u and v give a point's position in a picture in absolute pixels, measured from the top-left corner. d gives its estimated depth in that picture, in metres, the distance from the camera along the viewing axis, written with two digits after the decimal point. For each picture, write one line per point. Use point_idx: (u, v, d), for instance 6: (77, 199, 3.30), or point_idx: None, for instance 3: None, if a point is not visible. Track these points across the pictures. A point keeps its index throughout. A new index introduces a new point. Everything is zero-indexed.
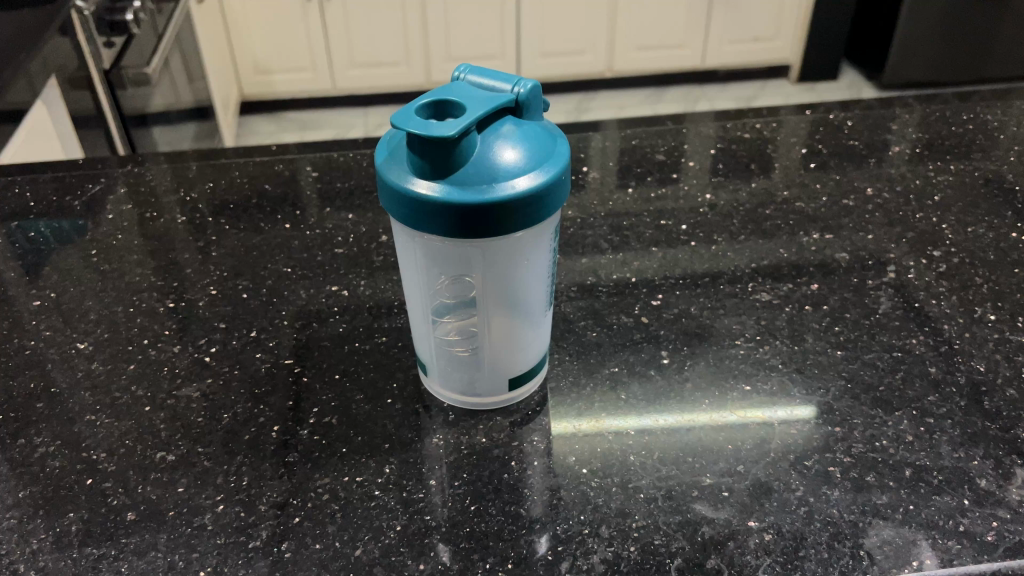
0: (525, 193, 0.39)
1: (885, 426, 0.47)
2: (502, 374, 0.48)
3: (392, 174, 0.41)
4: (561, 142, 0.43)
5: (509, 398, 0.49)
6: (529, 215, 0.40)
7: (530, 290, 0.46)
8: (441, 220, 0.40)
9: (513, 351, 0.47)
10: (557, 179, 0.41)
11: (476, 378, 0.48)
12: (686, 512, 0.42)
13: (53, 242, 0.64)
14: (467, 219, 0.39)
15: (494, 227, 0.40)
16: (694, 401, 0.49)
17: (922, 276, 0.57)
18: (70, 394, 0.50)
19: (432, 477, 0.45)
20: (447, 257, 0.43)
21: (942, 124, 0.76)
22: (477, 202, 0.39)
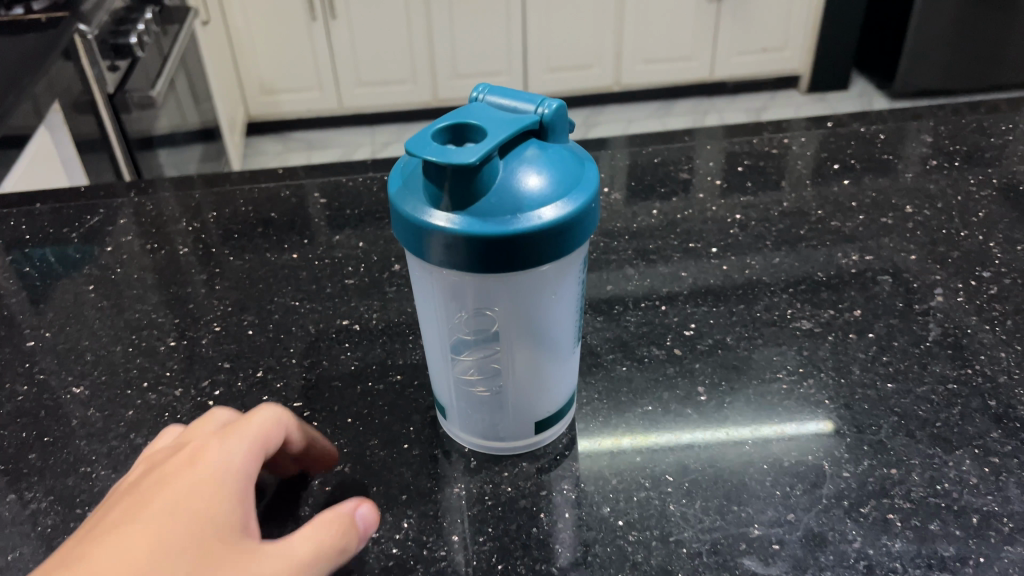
0: (552, 223, 0.36)
1: (946, 466, 0.43)
2: (528, 416, 0.45)
3: (406, 205, 0.37)
4: (589, 167, 0.39)
5: (535, 444, 0.46)
6: (557, 247, 0.37)
7: (557, 325, 0.42)
8: (462, 254, 0.36)
9: (540, 392, 0.44)
10: (587, 208, 0.37)
11: (500, 423, 0.45)
12: (735, 569, 0.39)
13: (49, 278, 0.61)
14: (489, 252, 0.36)
15: (520, 261, 0.36)
16: (737, 442, 0.46)
17: (972, 299, 0.54)
18: (64, 444, 0.47)
19: (455, 532, 0.41)
20: (466, 291, 0.40)
21: (979, 135, 0.72)
22: (501, 235, 0.35)
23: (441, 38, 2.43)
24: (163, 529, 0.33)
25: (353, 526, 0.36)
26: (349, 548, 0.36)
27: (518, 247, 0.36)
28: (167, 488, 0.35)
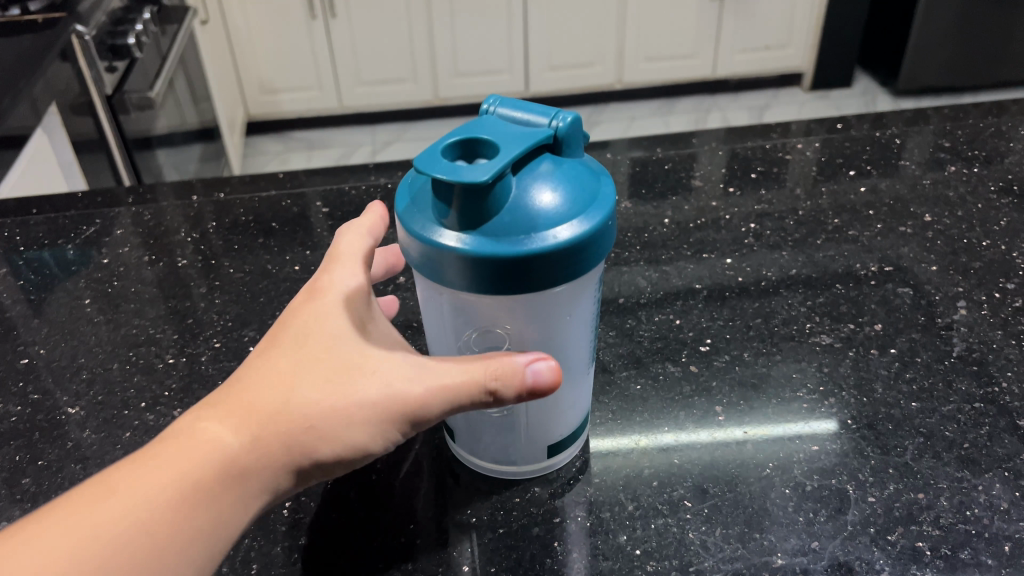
0: (569, 243, 0.34)
1: (975, 490, 0.42)
2: (541, 440, 0.43)
3: (416, 224, 0.36)
4: (607, 183, 0.38)
5: (549, 468, 0.44)
6: (574, 267, 0.35)
7: (570, 345, 0.40)
8: (476, 276, 0.34)
9: (553, 415, 0.42)
10: (603, 225, 0.36)
11: (512, 446, 0.43)
12: None
13: (44, 291, 0.59)
14: (502, 274, 0.34)
15: (536, 282, 0.35)
16: (757, 463, 0.44)
17: (997, 312, 0.52)
18: (58, 468, 0.45)
19: (465, 563, 0.39)
20: (478, 311, 0.38)
21: (998, 140, 0.70)
22: (516, 255, 0.34)
23: (442, 36, 2.41)
24: (307, 352, 0.36)
25: (517, 374, 0.35)
26: (503, 395, 0.35)
27: (534, 267, 0.34)
28: (324, 310, 0.38)
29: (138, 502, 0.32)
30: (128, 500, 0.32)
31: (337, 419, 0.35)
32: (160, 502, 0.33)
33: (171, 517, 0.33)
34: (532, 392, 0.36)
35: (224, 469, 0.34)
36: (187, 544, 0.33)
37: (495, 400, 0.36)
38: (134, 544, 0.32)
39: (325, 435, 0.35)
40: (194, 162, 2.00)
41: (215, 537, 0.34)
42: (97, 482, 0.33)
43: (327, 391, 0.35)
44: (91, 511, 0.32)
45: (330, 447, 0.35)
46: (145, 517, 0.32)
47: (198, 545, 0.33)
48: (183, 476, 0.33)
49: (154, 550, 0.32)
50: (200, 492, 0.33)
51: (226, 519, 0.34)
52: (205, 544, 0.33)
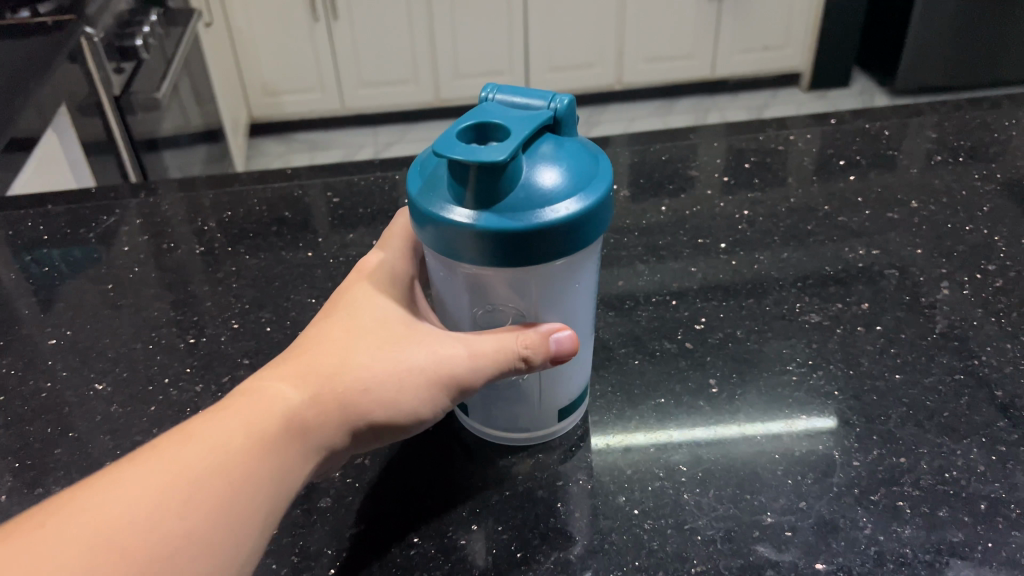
0: (581, 214, 0.37)
1: (954, 455, 0.44)
2: (550, 409, 0.46)
3: (435, 206, 0.38)
4: (602, 163, 0.40)
5: (556, 432, 0.47)
6: (584, 237, 0.38)
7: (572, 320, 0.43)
8: (497, 250, 0.37)
9: (560, 385, 0.45)
10: (604, 200, 0.38)
11: (522, 416, 0.46)
12: (748, 555, 0.40)
13: (67, 277, 0.62)
14: (521, 247, 0.37)
15: (551, 253, 0.37)
16: (737, 422, 0.47)
17: (978, 292, 0.55)
18: (88, 439, 0.48)
19: (475, 522, 0.42)
20: (496, 288, 0.40)
21: (983, 131, 0.73)
22: (533, 228, 0.36)
23: (444, 38, 2.44)
24: (355, 325, 0.41)
25: (546, 343, 0.40)
26: (534, 360, 0.40)
27: (549, 240, 0.37)
28: (365, 295, 0.43)
29: (217, 444, 0.35)
30: (207, 443, 0.35)
31: (389, 383, 0.39)
32: (236, 445, 0.36)
33: (247, 459, 0.35)
34: (556, 358, 0.41)
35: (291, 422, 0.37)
36: (259, 486, 0.35)
37: (527, 365, 0.40)
38: (215, 482, 0.34)
39: (379, 397, 0.39)
40: (199, 163, 2.03)
41: (283, 486, 0.36)
42: (174, 431, 0.36)
43: (382, 358, 0.40)
44: (173, 452, 0.35)
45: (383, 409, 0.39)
46: (223, 458, 0.35)
47: (269, 489, 0.36)
48: (255, 424, 0.37)
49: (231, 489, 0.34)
50: (271, 440, 0.36)
51: (292, 469, 0.37)
52: (275, 490, 0.36)
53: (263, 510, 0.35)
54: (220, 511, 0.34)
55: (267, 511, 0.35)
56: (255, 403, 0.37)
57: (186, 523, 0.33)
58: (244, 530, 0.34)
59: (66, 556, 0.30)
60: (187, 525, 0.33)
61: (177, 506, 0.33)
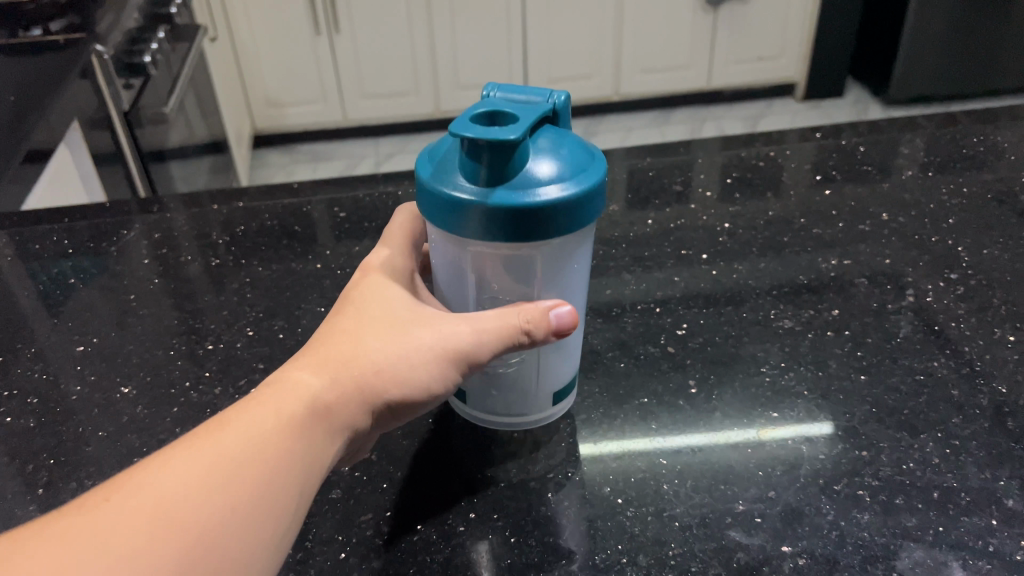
0: (583, 194, 0.41)
1: (912, 448, 0.48)
2: (545, 393, 0.51)
3: (450, 186, 0.42)
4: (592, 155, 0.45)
5: (550, 415, 0.52)
6: (585, 215, 0.42)
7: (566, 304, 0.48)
8: (511, 224, 0.41)
9: (553, 371, 0.50)
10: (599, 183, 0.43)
11: (519, 402, 0.51)
12: (721, 539, 0.44)
13: (92, 288, 0.66)
14: (531, 222, 0.41)
15: (557, 229, 0.42)
16: (715, 424, 0.51)
17: (941, 298, 0.59)
18: (117, 438, 0.52)
19: (473, 510, 0.46)
20: (504, 267, 0.45)
21: (952, 146, 0.77)
22: (543, 205, 0.40)
23: (444, 51, 2.49)
24: (365, 318, 0.45)
25: (546, 317, 0.44)
26: (536, 333, 0.44)
27: (556, 216, 0.41)
28: (373, 292, 0.47)
29: (250, 430, 0.39)
30: (241, 428, 0.39)
31: (403, 364, 0.43)
32: (269, 428, 0.39)
33: (280, 439, 0.39)
34: (557, 332, 0.45)
35: (315, 405, 0.41)
36: (293, 462, 0.39)
37: (529, 339, 0.44)
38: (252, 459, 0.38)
39: (393, 379, 0.43)
40: (204, 175, 2.08)
41: (312, 465, 0.40)
42: (211, 422, 0.40)
43: (392, 347, 0.44)
44: (212, 438, 0.38)
45: (398, 390, 0.44)
46: (257, 440, 0.38)
47: (301, 465, 0.39)
48: (283, 409, 0.40)
49: (267, 465, 0.38)
50: (300, 421, 0.40)
51: (319, 446, 0.41)
52: (306, 465, 0.39)
53: (297, 484, 0.39)
54: (258, 486, 0.37)
55: (301, 486, 0.39)
56: (281, 391, 0.41)
57: (231, 496, 0.36)
58: (282, 503, 0.37)
59: (123, 529, 0.33)
60: (230, 499, 0.36)
61: (221, 485, 0.36)
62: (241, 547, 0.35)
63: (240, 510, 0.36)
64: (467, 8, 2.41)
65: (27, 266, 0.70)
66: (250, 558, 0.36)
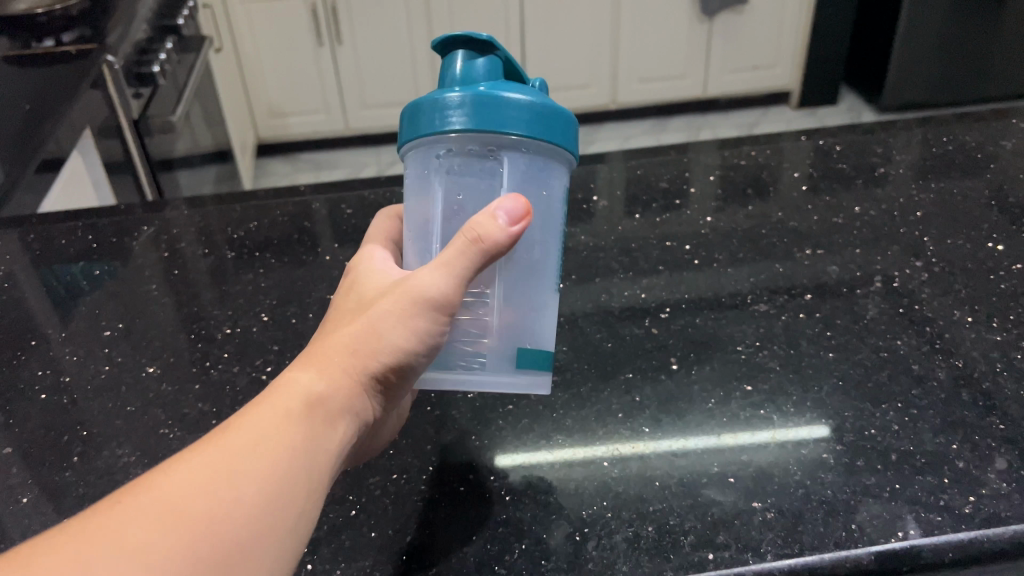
0: (556, 106, 0.45)
1: (873, 416, 0.53)
2: (508, 342, 0.49)
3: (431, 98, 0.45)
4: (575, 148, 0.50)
5: (516, 384, 0.50)
6: (558, 130, 0.45)
7: (530, 233, 0.48)
8: (490, 116, 0.43)
9: (519, 313, 0.49)
10: (566, 111, 0.46)
11: (482, 348, 0.49)
12: (698, 496, 0.49)
13: (116, 280, 0.71)
14: (509, 115, 0.44)
15: (533, 128, 0.44)
16: (719, 433, 0.53)
17: (906, 284, 0.63)
18: (144, 412, 0.56)
19: (471, 472, 0.51)
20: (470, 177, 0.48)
21: (924, 146, 0.82)
22: (521, 100, 0.44)
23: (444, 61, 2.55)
24: (352, 314, 0.47)
25: (489, 216, 0.44)
26: (484, 234, 0.44)
27: (534, 114, 0.44)
28: (361, 290, 0.49)
29: (249, 435, 0.40)
30: (241, 433, 0.40)
31: (373, 338, 0.45)
32: (266, 433, 0.40)
33: (278, 444, 0.40)
34: (511, 228, 0.45)
35: (314, 394, 0.43)
36: (295, 462, 0.40)
37: (481, 243, 0.44)
38: (257, 454, 0.39)
39: (373, 345, 0.45)
40: (209, 183, 2.13)
41: (312, 464, 0.41)
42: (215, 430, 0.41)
43: (370, 320, 0.46)
44: (214, 447, 0.39)
45: (379, 350, 0.45)
46: (261, 433, 0.40)
47: (299, 466, 0.40)
48: (281, 411, 0.41)
49: (272, 456, 0.40)
50: (295, 423, 0.41)
51: (317, 445, 0.42)
52: (305, 465, 0.41)
53: (305, 471, 0.41)
54: (266, 478, 0.39)
55: (300, 487, 0.40)
56: (278, 390, 0.42)
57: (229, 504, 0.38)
58: (281, 508, 0.39)
59: (139, 529, 0.35)
60: (232, 508, 0.37)
61: (219, 493, 0.38)
62: (245, 553, 0.37)
63: (248, 503, 0.38)
64: (466, 19, 2.47)
65: (55, 260, 0.75)
66: (263, 545, 0.38)
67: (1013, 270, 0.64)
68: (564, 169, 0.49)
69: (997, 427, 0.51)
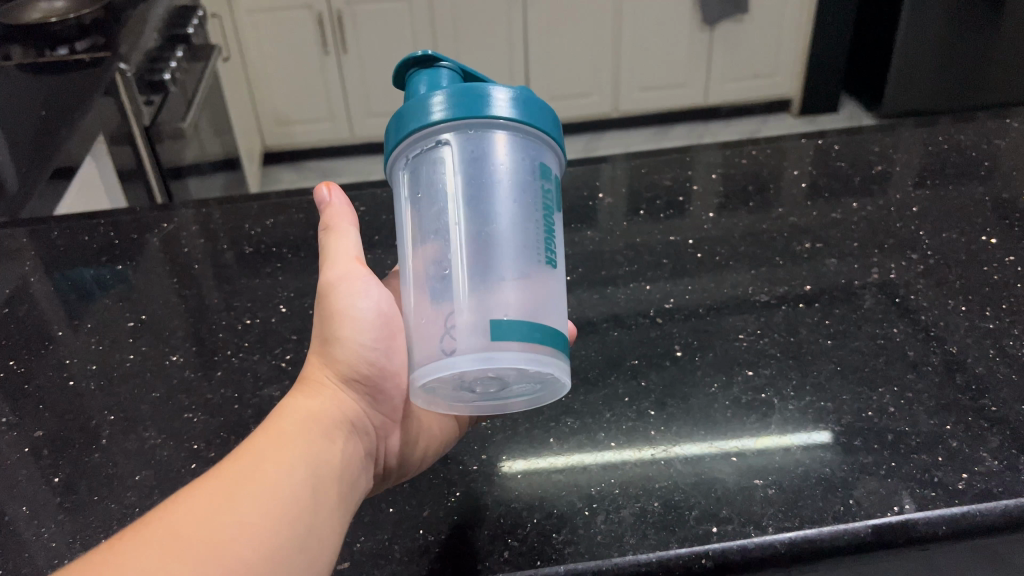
0: (519, 91, 0.47)
1: (870, 399, 0.55)
2: (479, 315, 0.43)
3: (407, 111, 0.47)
4: (555, 135, 0.49)
5: (492, 358, 0.42)
6: (526, 111, 0.47)
7: (495, 208, 0.47)
8: (457, 106, 0.46)
9: (490, 289, 0.44)
10: (536, 99, 0.48)
11: (453, 327, 0.44)
12: (703, 473, 0.51)
13: (138, 274, 0.74)
14: (471, 100, 0.46)
15: (497, 110, 0.46)
16: (746, 435, 0.53)
17: (902, 276, 0.66)
18: (169, 397, 0.59)
19: (483, 453, 0.54)
20: (432, 177, 0.48)
21: (919, 145, 0.84)
22: (483, 88, 0.46)
23: None
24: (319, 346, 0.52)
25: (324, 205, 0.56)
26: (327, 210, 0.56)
27: (494, 98, 0.46)
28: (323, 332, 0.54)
29: (255, 457, 0.43)
30: (247, 457, 0.43)
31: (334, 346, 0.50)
32: (271, 451, 0.43)
33: (283, 459, 0.43)
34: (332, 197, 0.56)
35: (302, 417, 0.47)
36: (300, 472, 0.43)
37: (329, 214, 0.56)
38: (260, 477, 0.42)
39: (330, 350, 0.51)
40: (218, 189, 2.16)
41: (318, 471, 0.44)
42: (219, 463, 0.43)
43: (325, 336, 0.51)
44: (219, 474, 0.42)
45: (333, 351, 0.50)
46: (265, 455, 0.43)
47: (307, 475, 0.43)
48: (284, 434, 0.45)
49: (273, 481, 0.42)
50: (297, 440, 0.45)
51: (321, 454, 0.45)
52: (311, 472, 0.44)
53: (307, 494, 0.42)
54: (267, 503, 0.41)
55: (310, 491, 0.43)
56: (277, 418, 0.46)
57: (243, 512, 0.40)
58: (294, 511, 0.41)
59: (154, 551, 0.37)
60: (244, 517, 0.40)
61: (230, 507, 0.40)
62: (264, 550, 0.39)
63: (253, 526, 0.40)
64: (470, 28, 2.51)
65: (77, 255, 0.77)
66: (271, 561, 0.39)
67: (1005, 262, 0.67)
68: (531, 146, 0.48)
69: (989, 409, 0.53)
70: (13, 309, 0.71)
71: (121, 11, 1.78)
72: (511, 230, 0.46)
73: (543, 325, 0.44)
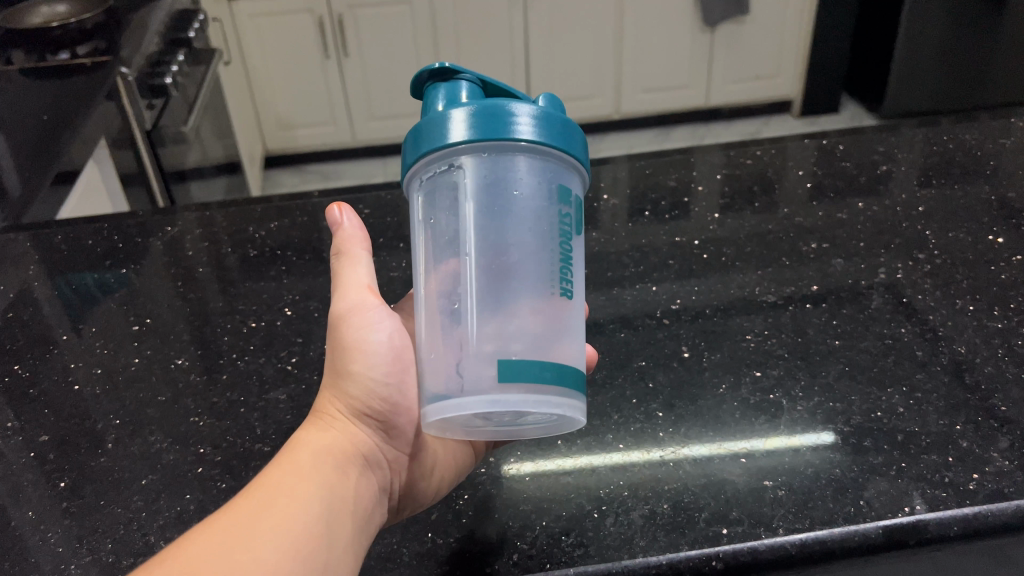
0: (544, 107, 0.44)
1: (880, 399, 0.55)
2: (486, 354, 0.42)
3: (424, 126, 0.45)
4: (579, 156, 0.46)
5: (498, 401, 0.41)
6: (551, 129, 0.44)
7: (509, 237, 0.44)
8: (476, 124, 0.43)
9: (500, 325, 0.43)
10: (561, 118, 0.45)
11: (461, 366, 0.43)
12: (713, 475, 0.50)
13: (142, 278, 0.73)
14: (491, 119, 0.43)
15: (517, 130, 0.43)
16: (755, 437, 0.53)
17: (909, 275, 0.65)
18: (175, 401, 0.59)
19: (490, 457, 0.54)
20: (446, 201, 0.45)
21: (924, 144, 0.84)
22: (504, 104, 0.43)
23: None
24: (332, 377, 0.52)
25: (335, 227, 0.55)
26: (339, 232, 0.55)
27: (514, 116, 0.43)
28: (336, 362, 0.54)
29: (270, 490, 0.43)
30: (262, 491, 0.43)
31: (346, 379, 0.50)
32: (286, 483, 0.43)
33: (298, 492, 0.43)
34: (342, 220, 0.55)
35: (315, 451, 0.46)
36: (315, 505, 0.43)
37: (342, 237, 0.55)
38: (275, 510, 0.42)
39: (342, 383, 0.50)
40: (220, 193, 2.16)
41: (333, 503, 0.44)
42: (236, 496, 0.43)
43: (337, 370, 0.51)
44: (234, 509, 0.42)
45: (345, 385, 0.50)
46: (280, 488, 0.43)
47: (324, 506, 0.43)
48: (298, 467, 0.45)
49: (288, 515, 0.42)
50: (312, 474, 0.45)
51: (336, 487, 0.45)
52: (327, 504, 0.43)
53: (323, 527, 0.42)
54: (283, 536, 0.41)
55: (326, 523, 0.43)
56: (291, 452, 0.46)
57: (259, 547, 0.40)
58: (312, 543, 0.41)
59: None
60: (262, 551, 0.40)
61: (248, 541, 0.40)
62: None
63: (269, 558, 0.40)
64: (471, 31, 2.50)
65: (82, 258, 0.77)
66: None
67: (1012, 261, 0.66)
68: (551, 168, 0.45)
69: (999, 408, 0.53)
70: (17, 313, 0.70)
71: (123, 16, 1.78)
72: (526, 262, 0.44)
73: (553, 364, 0.43)
